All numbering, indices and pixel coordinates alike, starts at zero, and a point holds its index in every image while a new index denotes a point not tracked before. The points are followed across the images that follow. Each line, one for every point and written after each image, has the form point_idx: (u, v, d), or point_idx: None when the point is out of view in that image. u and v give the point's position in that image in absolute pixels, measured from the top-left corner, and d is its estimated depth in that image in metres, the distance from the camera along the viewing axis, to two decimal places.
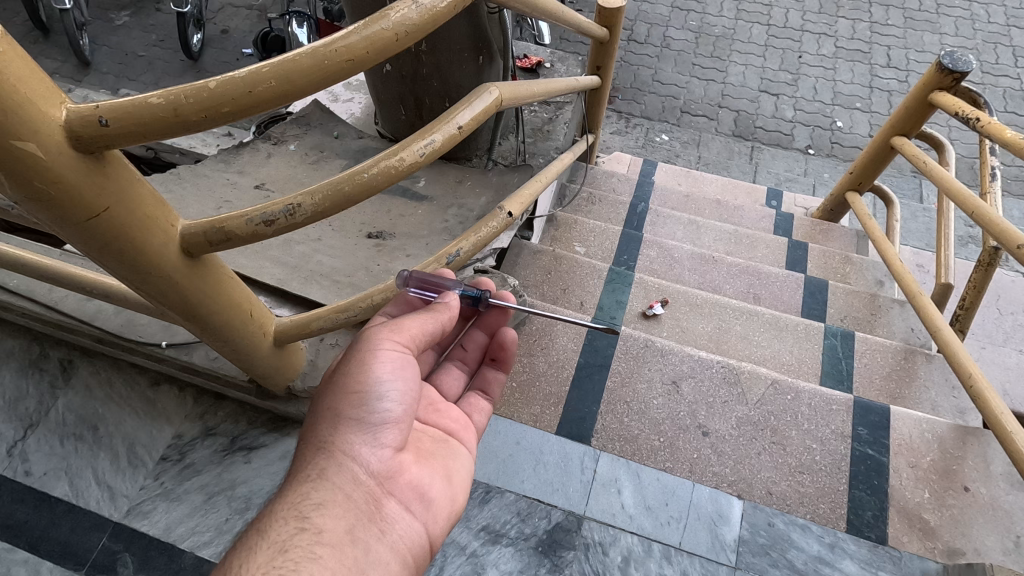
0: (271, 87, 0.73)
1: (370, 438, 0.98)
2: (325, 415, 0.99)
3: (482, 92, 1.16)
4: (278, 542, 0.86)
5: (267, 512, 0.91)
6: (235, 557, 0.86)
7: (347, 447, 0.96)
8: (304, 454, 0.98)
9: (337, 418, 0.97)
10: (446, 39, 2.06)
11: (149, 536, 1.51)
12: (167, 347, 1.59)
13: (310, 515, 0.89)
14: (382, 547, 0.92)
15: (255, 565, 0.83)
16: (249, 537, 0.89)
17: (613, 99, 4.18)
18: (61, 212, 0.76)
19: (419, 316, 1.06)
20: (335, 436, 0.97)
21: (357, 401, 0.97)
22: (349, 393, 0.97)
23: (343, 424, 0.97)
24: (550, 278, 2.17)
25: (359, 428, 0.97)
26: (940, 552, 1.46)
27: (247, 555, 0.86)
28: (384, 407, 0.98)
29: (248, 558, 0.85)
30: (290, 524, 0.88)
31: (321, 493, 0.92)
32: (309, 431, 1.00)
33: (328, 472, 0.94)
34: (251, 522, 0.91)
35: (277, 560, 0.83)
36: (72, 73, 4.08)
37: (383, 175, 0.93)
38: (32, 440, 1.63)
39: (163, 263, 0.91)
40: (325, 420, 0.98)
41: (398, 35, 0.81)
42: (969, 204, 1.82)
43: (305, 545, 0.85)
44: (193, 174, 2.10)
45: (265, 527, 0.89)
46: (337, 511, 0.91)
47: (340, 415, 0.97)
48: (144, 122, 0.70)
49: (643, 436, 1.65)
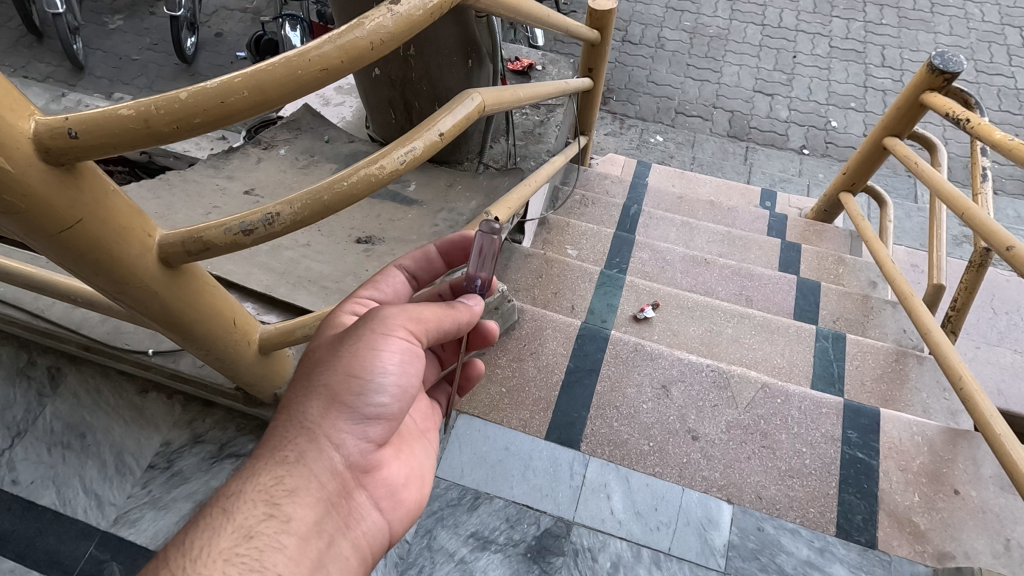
0: (244, 98, 0.72)
1: (358, 428, 0.96)
2: (319, 392, 0.94)
3: (463, 97, 1.15)
4: (244, 527, 0.85)
5: (235, 490, 0.89)
6: (199, 534, 0.86)
7: (334, 434, 0.93)
8: (285, 427, 0.94)
9: (332, 399, 0.93)
10: (434, 44, 2.06)
11: (136, 544, 1.50)
12: (154, 355, 1.58)
13: (281, 502, 0.88)
14: (344, 541, 0.92)
15: (217, 549, 0.83)
16: (213, 516, 0.88)
17: (608, 100, 4.18)
18: (34, 224, 0.76)
19: (436, 308, 1.02)
20: (325, 420, 0.93)
21: (356, 388, 0.94)
22: (349, 375, 0.93)
23: (337, 408, 0.94)
24: (541, 281, 2.17)
25: (350, 417, 0.94)
26: (929, 556, 1.46)
27: (211, 535, 0.85)
28: (379, 401, 0.95)
29: (212, 541, 0.85)
30: (259, 508, 0.87)
31: (296, 480, 0.90)
32: (294, 400, 0.96)
33: (309, 457, 0.92)
34: (218, 499, 0.90)
35: (241, 547, 0.83)
36: (67, 77, 4.07)
37: (363, 183, 0.92)
38: (19, 448, 1.62)
39: (140, 274, 0.91)
40: (316, 400, 0.94)
41: (372, 44, 0.80)
42: (959, 205, 1.81)
43: (271, 533, 0.85)
44: (182, 180, 2.09)
45: (232, 508, 0.88)
46: (309, 499, 0.90)
47: (336, 397, 0.94)
48: (113, 134, 0.69)
49: (632, 441, 1.65)
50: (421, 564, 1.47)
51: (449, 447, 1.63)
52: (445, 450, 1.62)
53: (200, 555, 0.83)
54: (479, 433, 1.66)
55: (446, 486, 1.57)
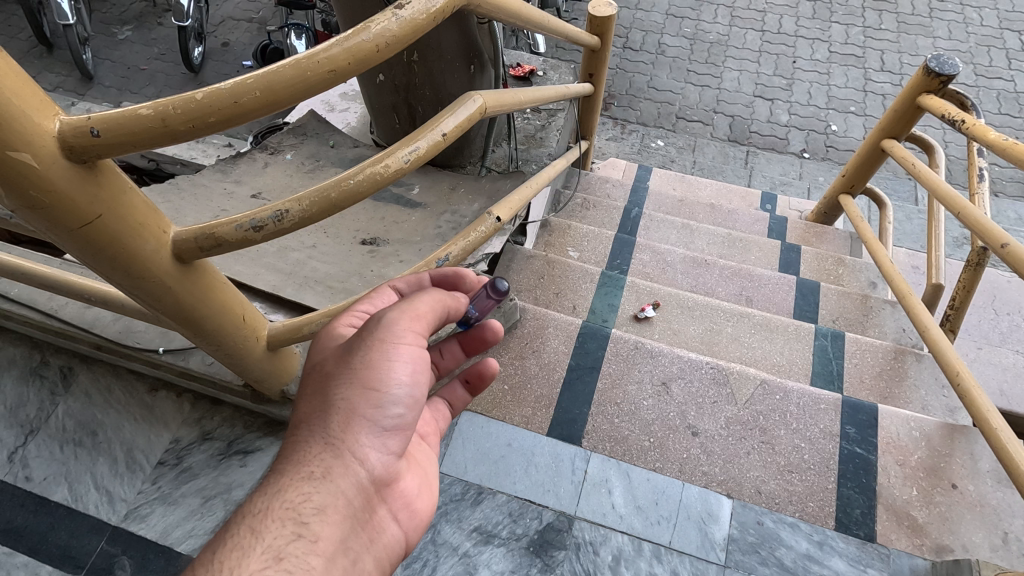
0: (255, 99, 0.76)
1: (380, 441, 0.91)
2: (338, 406, 0.89)
3: (466, 100, 1.19)
4: (273, 548, 0.81)
5: (258, 510, 0.85)
6: (226, 556, 0.81)
7: (358, 448, 0.89)
8: (308, 441, 0.89)
9: (351, 412, 0.89)
10: (437, 50, 2.10)
11: (146, 539, 1.53)
12: (164, 353, 1.62)
13: (309, 521, 0.84)
14: (368, 556, 0.91)
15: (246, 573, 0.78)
16: (239, 535, 0.83)
17: (610, 106, 4.23)
18: (54, 219, 0.79)
19: (431, 298, 0.99)
20: (348, 434, 0.89)
21: (374, 400, 0.90)
22: (366, 388, 0.89)
23: (360, 420, 0.89)
24: (543, 282, 2.21)
25: (371, 430, 0.90)
26: (929, 549, 1.47)
27: (239, 557, 0.80)
28: (396, 412, 0.91)
29: (240, 563, 0.80)
30: (286, 528, 0.83)
31: (324, 497, 0.86)
32: (313, 416, 0.91)
33: (335, 472, 0.87)
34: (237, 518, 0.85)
35: (270, 571, 0.79)
36: (76, 86, 4.15)
37: (368, 181, 0.96)
38: (32, 445, 1.65)
39: (156, 270, 0.94)
40: (336, 413, 0.89)
41: (378, 47, 0.84)
42: (956, 205, 1.79)
43: (300, 555, 0.81)
44: (191, 184, 2.14)
45: (258, 526, 0.83)
46: (336, 516, 0.86)
47: (357, 409, 0.89)
48: (134, 133, 0.73)
49: (632, 437, 1.68)
50: (426, 559, 1.48)
51: (453, 441, 1.67)
52: (449, 447, 1.66)
53: None
54: (483, 429, 1.69)
55: (450, 482, 1.60)
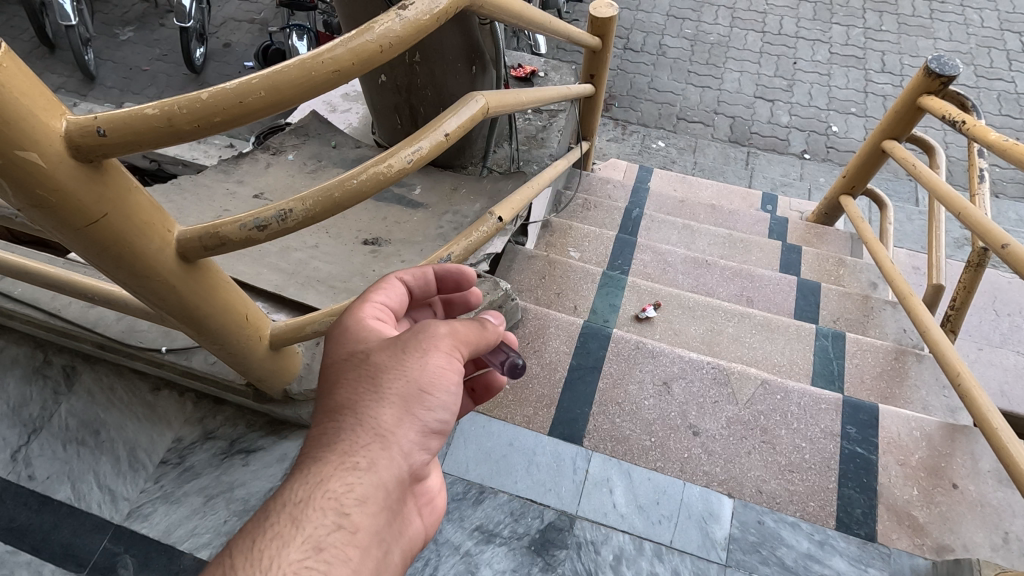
0: (261, 98, 0.76)
1: (422, 439, 0.90)
2: (389, 400, 0.88)
3: (468, 100, 1.20)
4: (313, 539, 0.78)
5: (298, 497, 0.82)
6: (266, 543, 0.78)
7: (403, 443, 0.88)
8: (352, 431, 0.87)
9: (403, 409, 0.88)
10: (439, 51, 2.11)
11: (149, 538, 1.54)
12: (167, 352, 1.62)
13: (350, 512, 0.82)
14: (396, 548, 0.88)
15: (286, 562, 0.76)
16: (278, 523, 0.80)
17: (610, 107, 4.23)
18: (61, 218, 0.80)
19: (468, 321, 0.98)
20: (396, 429, 0.87)
21: (426, 402, 0.89)
22: (420, 389, 0.89)
23: (410, 416, 0.88)
24: (544, 282, 2.21)
25: (416, 428, 0.89)
26: (929, 549, 1.47)
27: (277, 545, 0.77)
28: (441, 417, 0.92)
29: (281, 552, 0.77)
30: (327, 517, 0.80)
31: (366, 489, 0.84)
32: (356, 406, 0.88)
33: (379, 464, 0.86)
34: (273, 506, 0.82)
35: (311, 560, 0.77)
36: (78, 87, 4.16)
37: (371, 181, 0.96)
38: (35, 444, 1.66)
39: (160, 269, 0.95)
40: (385, 407, 0.88)
41: (382, 47, 0.84)
42: (959, 205, 1.79)
43: (340, 545, 0.79)
44: (193, 185, 2.15)
45: (297, 515, 0.80)
46: (375, 508, 0.84)
47: (409, 408, 0.88)
48: (140, 133, 0.73)
49: (634, 437, 1.68)
50: (427, 558, 1.48)
51: (455, 441, 1.67)
52: (450, 446, 1.67)
53: (269, 567, 0.75)
54: (485, 429, 1.70)
55: (452, 481, 1.61)
